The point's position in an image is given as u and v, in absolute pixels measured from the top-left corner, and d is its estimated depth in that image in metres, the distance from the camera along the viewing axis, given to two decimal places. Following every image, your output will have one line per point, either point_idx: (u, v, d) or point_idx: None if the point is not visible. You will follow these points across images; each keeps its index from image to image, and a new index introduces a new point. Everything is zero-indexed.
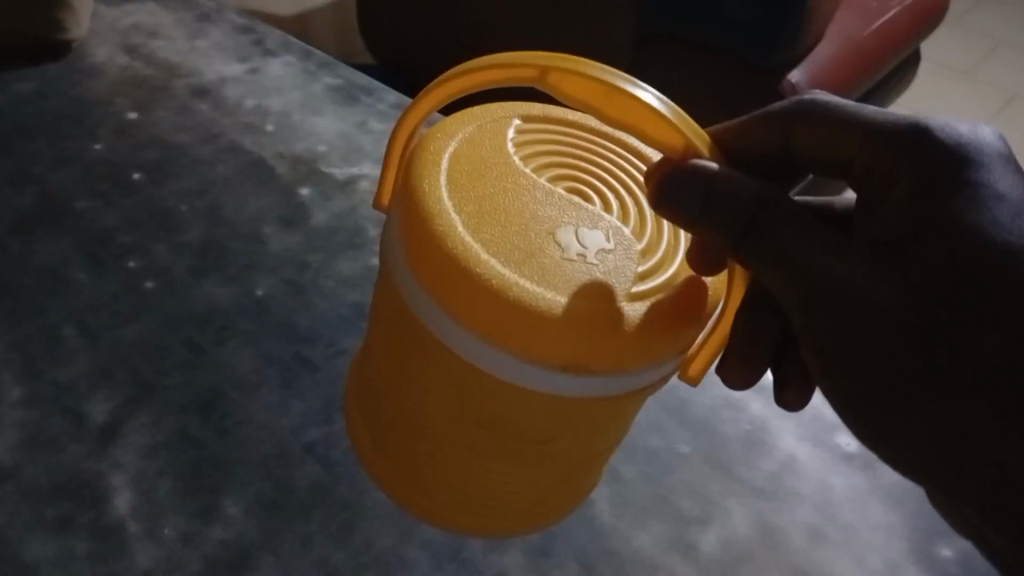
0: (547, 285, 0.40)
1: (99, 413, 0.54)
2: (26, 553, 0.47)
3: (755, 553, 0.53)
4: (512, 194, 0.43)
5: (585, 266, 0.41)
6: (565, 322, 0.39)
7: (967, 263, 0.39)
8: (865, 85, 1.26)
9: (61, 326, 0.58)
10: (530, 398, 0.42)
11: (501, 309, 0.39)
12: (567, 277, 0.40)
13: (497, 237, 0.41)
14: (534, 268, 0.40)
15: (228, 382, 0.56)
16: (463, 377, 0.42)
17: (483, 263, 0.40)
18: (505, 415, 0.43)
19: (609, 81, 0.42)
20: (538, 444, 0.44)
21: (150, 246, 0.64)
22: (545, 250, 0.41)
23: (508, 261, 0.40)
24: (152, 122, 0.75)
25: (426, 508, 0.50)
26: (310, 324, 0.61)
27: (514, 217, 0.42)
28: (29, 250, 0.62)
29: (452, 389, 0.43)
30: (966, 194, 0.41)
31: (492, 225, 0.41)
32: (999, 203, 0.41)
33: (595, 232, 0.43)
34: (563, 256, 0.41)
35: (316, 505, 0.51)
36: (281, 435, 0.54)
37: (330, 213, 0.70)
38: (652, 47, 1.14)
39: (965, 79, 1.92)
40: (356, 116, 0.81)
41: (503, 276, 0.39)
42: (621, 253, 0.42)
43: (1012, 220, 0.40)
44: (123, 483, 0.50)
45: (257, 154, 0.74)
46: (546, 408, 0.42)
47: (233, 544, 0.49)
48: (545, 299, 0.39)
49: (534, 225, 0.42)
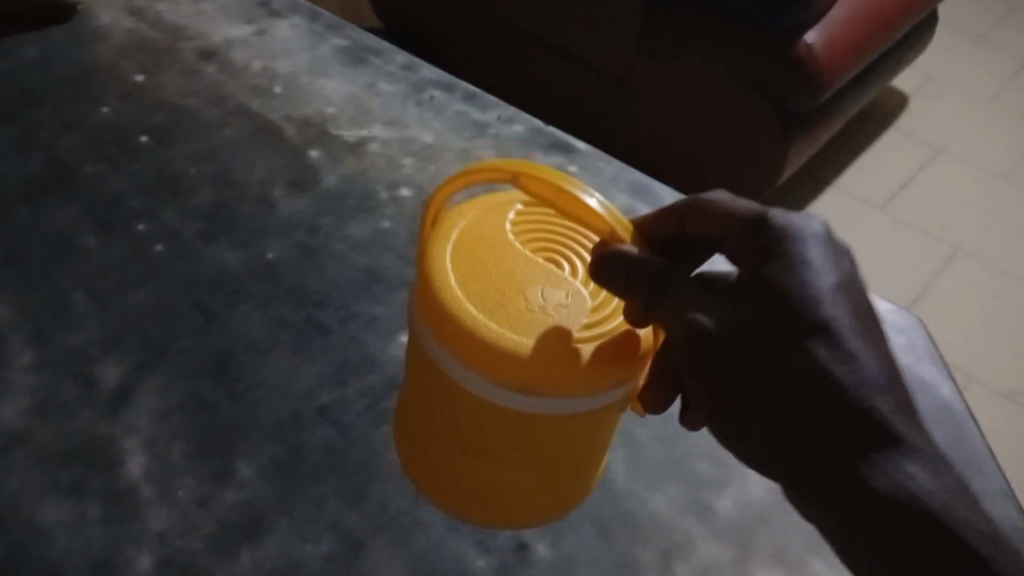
0: (514, 330, 0.42)
1: (110, 377, 0.53)
2: (40, 517, 0.47)
3: (772, 517, 0.52)
4: (494, 254, 0.44)
5: (556, 315, 0.43)
6: (531, 361, 0.41)
7: (802, 326, 0.38)
8: (879, 50, 1.26)
9: (70, 291, 0.58)
10: (505, 421, 0.44)
11: (473, 349, 0.41)
12: (538, 322, 0.42)
13: (484, 292, 0.43)
14: (509, 318, 0.42)
15: (240, 345, 0.56)
16: (461, 402, 0.44)
17: (463, 305, 0.42)
18: (499, 432, 0.44)
19: (567, 186, 0.44)
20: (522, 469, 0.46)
21: (159, 211, 0.64)
22: (515, 302, 0.43)
23: (484, 310, 0.42)
24: (158, 86, 0.74)
25: (442, 490, 0.49)
26: (321, 288, 0.60)
27: (500, 276, 0.44)
28: (36, 216, 0.62)
29: (445, 416, 0.46)
30: (779, 271, 0.39)
31: (480, 283, 0.43)
32: (830, 267, 0.40)
33: (555, 290, 0.44)
34: (537, 307, 0.43)
35: (330, 467, 0.51)
36: (292, 398, 0.54)
37: (339, 176, 0.69)
38: (657, 20, 1.18)
39: (980, 44, 1.89)
40: (366, 77, 0.79)
41: (481, 324, 0.41)
42: (574, 304, 0.43)
43: (821, 295, 0.38)
44: (136, 446, 0.50)
45: (265, 117, 0.73)
46: (516, 434, 0.44)
47: (246, 507, 0.48)
48: (514, 338, 0.41)
49: (518, 286, 0.43)
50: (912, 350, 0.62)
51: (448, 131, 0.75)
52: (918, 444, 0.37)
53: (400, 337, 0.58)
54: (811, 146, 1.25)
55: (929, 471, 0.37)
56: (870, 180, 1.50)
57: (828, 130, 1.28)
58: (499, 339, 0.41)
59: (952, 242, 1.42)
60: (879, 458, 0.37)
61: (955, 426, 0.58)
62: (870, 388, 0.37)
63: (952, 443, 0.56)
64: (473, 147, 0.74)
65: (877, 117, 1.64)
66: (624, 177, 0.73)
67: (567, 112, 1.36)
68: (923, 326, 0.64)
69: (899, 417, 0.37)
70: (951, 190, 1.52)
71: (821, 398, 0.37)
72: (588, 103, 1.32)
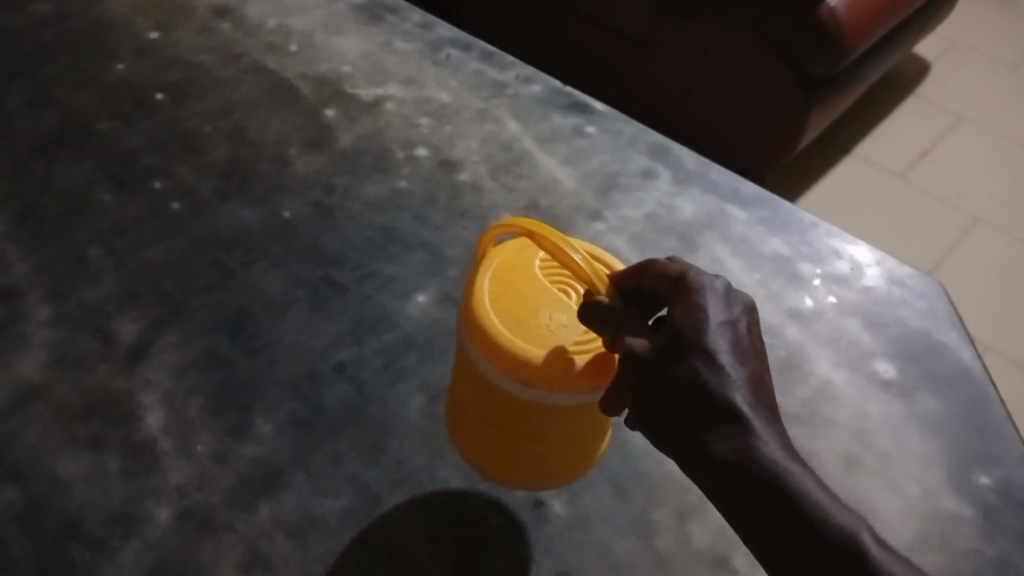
0: (524, 338, 0.43)
1: (127, 333, 0.53)
2: (59, 469, 0.47)
3: None
4: (517, 277, 0.45)
5: (562, 329, 0.43)
6: (536, 369, 0.42)
7: (682, 344, 0.39)
8: (901, 15, 1.24)
9: (86, 246, 0.58)
10: (513, 411, 0.45)
11: (490, 355, 0.43)
12: (543, 337, 0.43)
13: (504, 311, 0.43)
14: (522, 332, 0.43)
15: (256, 303, 0.56)
16: (481, 392, 0.45)
17: (486, 312, 0.43)
18: (508, 421, 0.46)
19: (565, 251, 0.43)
20: (525, 457, 0.47)
21: (175, 168, 0.63)
22: (527, 322, 0.43)
23: (505, 318, 0.43)
24: (173, 43, 0.73)
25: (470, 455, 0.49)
26: (337, 246, 0.60)
27: (521, 299, 0.44)
28: (51, 172, 0.62)
29: (469, 401, 0.47)
30: (679, 313, 0.41)
31: (504, 302, 0.44)
32: (721, 301, 0.41)
33: (561, 313, 0.44)
34: (547, 327, 0.43)
35: (347, 424, 0.51)
36: (310, 355, 0.54)
37: (355, 135, 0.68)
38: None
39: (1005, 11, 1.86)
40: (382, 35, 0.78)
41: (496, 333, 0.43)
42: (577, 324, 0.44)
43: (708, 327, 0.40)
44: (154, 401, 0.50)
45: (281, 74, 0.73)
46: (517, 425, 0.45)
47: (264, 461, 0.49)
48: (522, 346, 0.42)
49: (534, 302, 0.44)
50: (933, 315, 0.62)
51: (465, 90, 0.74)
52: (785, 443, 0.39)
53: (417, 296, 0.58)
54: (831, 111, 1.23)
55: (800, 465, 0.38)
56: (890, 148, 1.48)
57: (850, 93, 1.26)
58: (512, 347, 0.42)
59: (971, 212, 1.40)
60: (755, 453, 0.38)
61: (974, 392, 0.57)
62: (742, 395, 0.39)
63: (971, 410, 0.56)
64: (491, 107, 0.73)
65: (897, 84, 1.62)
66: (643, 139, 0.72)
67: (583, 76, 1.34)
68: (946, 292, 0.64)
69: (766, 419, 0.39)
70: (972, 158, 1.50)
71: (698, 404, 0.39)
72: (604, 68, 1.31)
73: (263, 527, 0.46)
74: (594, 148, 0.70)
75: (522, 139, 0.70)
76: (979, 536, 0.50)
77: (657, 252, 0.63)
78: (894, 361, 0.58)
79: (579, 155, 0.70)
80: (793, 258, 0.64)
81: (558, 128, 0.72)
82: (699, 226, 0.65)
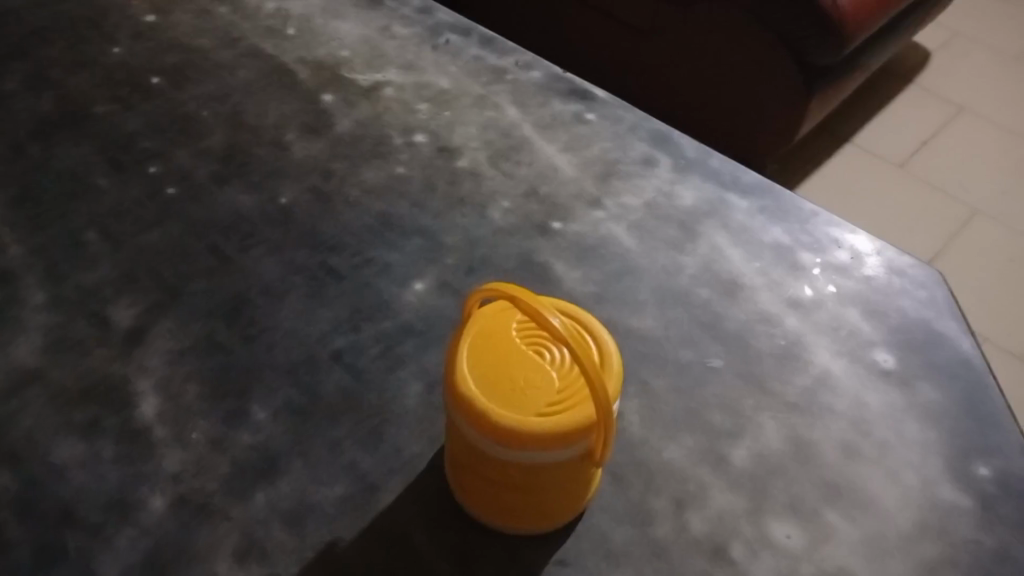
0: (496, 399, 0.41)
1: (124, 318, 0.53)
2: (55, 455, 0.47)
3: (787, 467, 0.51)
4: (495, 342, 0.43)
5: (534, 392, 0.41)
6: (507, 431, 0.40)
7: None
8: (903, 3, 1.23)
9: (83, 230, 0.57)
10: (487, 469, 0.43)
11: (466, 419, 0.41)
12: (513, 403, 0.41)
13: (479, 378, 0.41)
14: (493, 398, 0.41)
15: (253, 289, 0.56)
16: (462, 451, 0.44)
17: (461, 376, 0.41)
18: (485, 478, 0.43)
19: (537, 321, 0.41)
20: (497, 511, 0.45)
21: (172, 151, 0.63)
22: (499, 387, 0.41)
23: (481, 381, 0.41)
24: (171, 26, 0.73)
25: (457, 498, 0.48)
26: (335, 233, 0.59)
27: (496, 363, 0.42)
28: (49, 154, 0.61)
29: (452, 456, 0.45)
30: None
31: (479, 369, 0.42)
32: None
33: (537, 377, 0.41)
34: (518, 391, 0.41)
35: (345, 410, 0.50)
36: (307, 341, 0.53)
37: (353, 120, 0.68)
38: None
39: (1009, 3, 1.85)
40: (381, 20, 0.77)
41: (469, 398, 0.41)
42: (550, 387, 0.41)
43: None
44: (149, 387, 0.50)
45: (278, 59, 0.72)
46: (494, 481, 0.43)
47: (260, 448, 0.48)
48: (493, 408, 0.40)
49: (509, 365, 0.42)
50: (934, 304, 0.62)
51: (464, 76, 0.73)
52: None
53: (415, 284, 0.57)
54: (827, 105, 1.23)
55: None
56: (889, 138, 1.48)
57: (848, 87, 1.26)
58: (484, 411, 0.40)
59: (971, 202, 1.40)
60: None
61: (974, 381, 0.57)
62: None
63: (970, 399, 0.56)
64: (490, 93, 0.72)
65: (899, 75, 1.61)
66: (643, 127, 0.72)
67: (583, 64, 1.34)
68: (945, 280, 0.63)
69: None
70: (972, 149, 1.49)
71: None
72: (604, 56, 1.31)
73: (259, 514, 0.46)
74: (594, 136, 0.70)
75: (522, 126, 0.70)
76: (978, 526, 0.49)
77: (657, 240, 0.62)
78: (894, 350, 0.58)
79: (579, 142, 0.69)
80: (793, 247, 0.64)
81: (559, 115, 0.71)
82: (699, 214, 0.65)
